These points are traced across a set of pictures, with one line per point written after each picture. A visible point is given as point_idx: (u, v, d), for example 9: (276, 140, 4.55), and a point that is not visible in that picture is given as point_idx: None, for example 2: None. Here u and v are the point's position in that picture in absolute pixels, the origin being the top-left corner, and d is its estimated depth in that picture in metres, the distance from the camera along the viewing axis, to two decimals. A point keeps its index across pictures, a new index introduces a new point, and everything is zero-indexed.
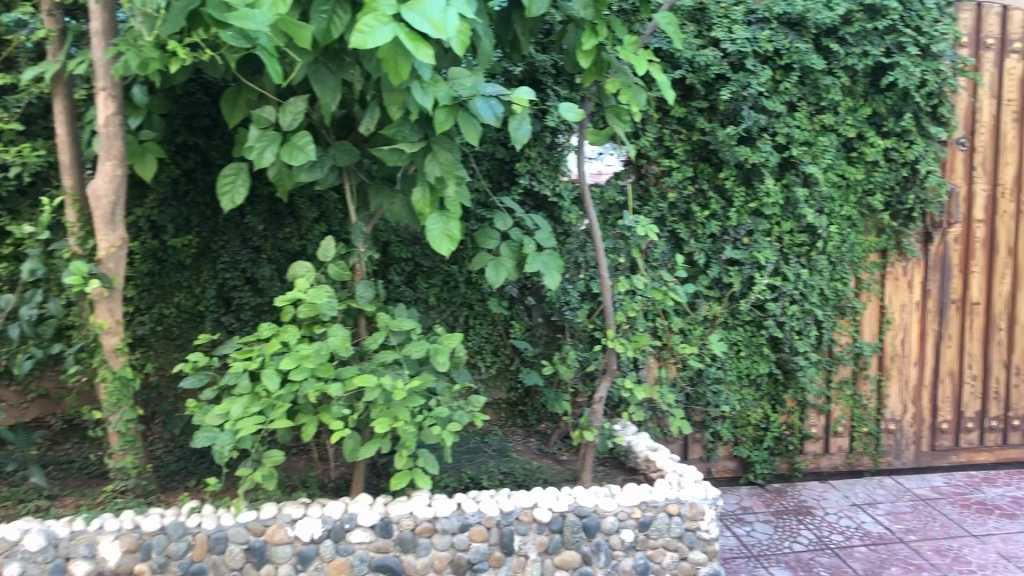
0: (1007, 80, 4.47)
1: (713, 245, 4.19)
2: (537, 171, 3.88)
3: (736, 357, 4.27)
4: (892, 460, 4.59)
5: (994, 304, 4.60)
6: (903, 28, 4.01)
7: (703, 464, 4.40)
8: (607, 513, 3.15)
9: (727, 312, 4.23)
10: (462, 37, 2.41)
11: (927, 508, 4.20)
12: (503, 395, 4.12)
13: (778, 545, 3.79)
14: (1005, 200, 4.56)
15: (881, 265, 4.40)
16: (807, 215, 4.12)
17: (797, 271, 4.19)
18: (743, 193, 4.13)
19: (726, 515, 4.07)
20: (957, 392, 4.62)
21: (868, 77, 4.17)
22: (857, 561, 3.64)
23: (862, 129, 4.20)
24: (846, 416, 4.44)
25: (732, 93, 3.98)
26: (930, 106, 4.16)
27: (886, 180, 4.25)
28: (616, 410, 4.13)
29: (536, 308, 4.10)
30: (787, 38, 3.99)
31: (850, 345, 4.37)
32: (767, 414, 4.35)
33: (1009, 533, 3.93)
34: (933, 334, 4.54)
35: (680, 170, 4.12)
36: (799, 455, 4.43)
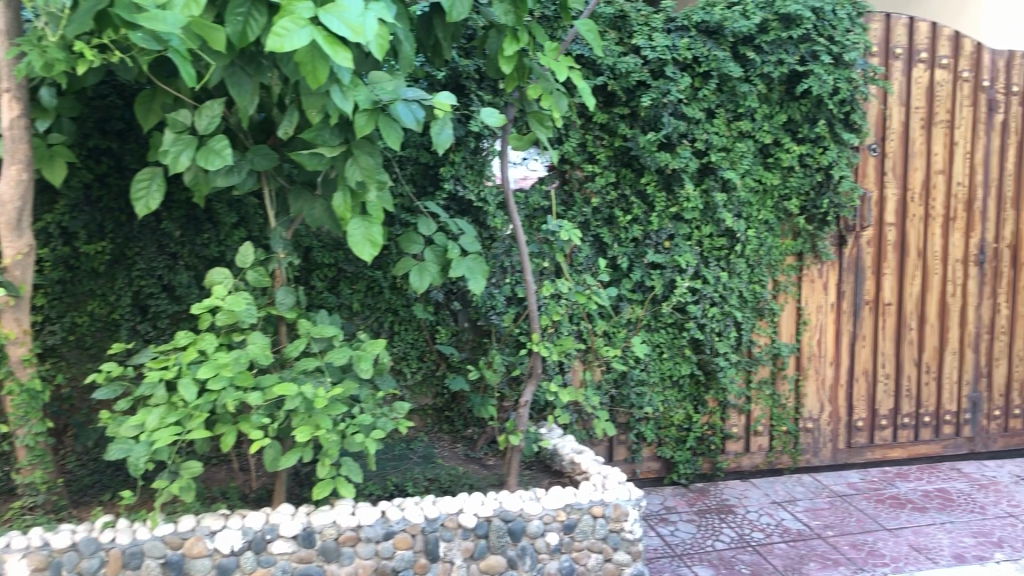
0: (915, 89, 4.64)
1: (635, 249, 4.24)
2: (461, 176, 3.87)
3: (659, 358, 4.33)
4: (810, 458, 4.70)
5: (905, 304, 4.76)
6: (817, 37, 4.12)
7: (628, 466, 4.44)
8: (532, 517, 3.16)
9: (650, 315, 4.28)
10: (382, 41, 2.39)
11: (843, 504, 4.32)
12: (428, 401, 4.10)
13: (700, 543, 3.85)
14: (914, 204, 4.72)
15: (798, 268, 4.52)
16: (726, 219, 4.21)
17: (716, 274, 4.29)
18: (664, 198, 4.19)
19: (650, 516, 4.12)
20: (872, 390, 4.77)
21: (784, 85, 4.28)
22: (776, 557, 3.72)
23: (778, 135, 4.31)
24: (765, 415, 4.54)
25: (653, 100, 4.02)
26: (843, 113, 4.29)
27: (801, 185, 4.37)
28: (542, 413, 4.15)
29: (462, 313, 4.08)
30: (705, 46, 4.08)
31: (768, 346, 4.47)
32: (689, 415, 4.43)
33: (920, 527, 4.07)
34: (847, 334, 4.68)
35: (603, 175, 4.15)
36: (721, 454, 4.51)
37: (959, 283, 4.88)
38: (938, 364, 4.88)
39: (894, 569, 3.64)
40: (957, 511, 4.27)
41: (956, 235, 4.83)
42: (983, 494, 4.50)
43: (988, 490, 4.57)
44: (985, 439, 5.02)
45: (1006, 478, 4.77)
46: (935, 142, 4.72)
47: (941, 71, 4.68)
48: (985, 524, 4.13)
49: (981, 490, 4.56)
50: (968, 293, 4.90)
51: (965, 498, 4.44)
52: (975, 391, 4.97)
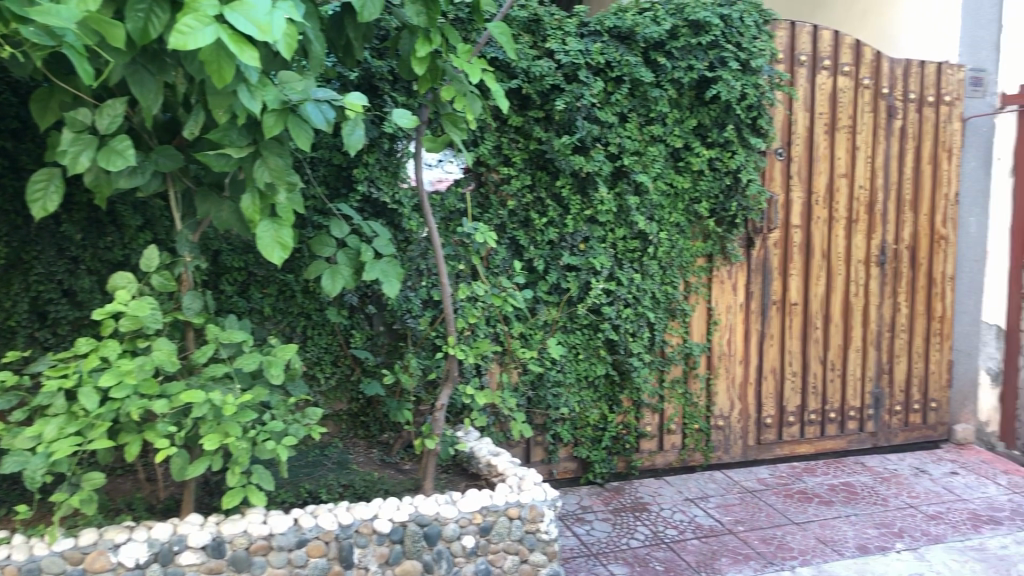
0: (819, 95, 4.79)
1: (551, 251, 4.25)
2: (375, 178, 3.82)
3: (574, 359, 4.36)
4: (722, 455, 4.81)
5: (811, 304, 4.91)
6: (725, 43, 4.24)
7: (544, 467, 4.46)
8: (448, 520, 3.15)
9: (565, 316, 4.31)
10: (290, 40, 2.35)
11: (753, 499, 4.43)
12: (343, 406, 4.04)
13: (616, 542, 3.90)
14: (819, 207, 4.88)
15: (708, 269, 4.62)
16: (639, 222, 4.28)
17: (630, 276, 4.34)
18: (579, 201, 4.22)
19: (566, 516, 4.15)
20: (779, 388, 4.91)
21: (693, 90, 4.38)
22: (689, 553, 3.79)
23: (688, 139, 4.40)
24: (678, 413, 4.63)
25: (567, 104, 4.06)
26: (750, 118, 4.41)
27: (711, 189, 4.47)
28: (459, 416, 4.14)
29: (377, 317, 4.03)
30: (618, 50, 4.14)
31: (680, 345, 4.56)
32: (605, 414, 4.48)
33: (826, 520, 4.20)
34: (756, 333, 4.80)
35: (518, 178, 4.15)
36: (636, 453, 4.57)
37: (862, 283, 5.06)
38: (842, 362, 5.06)
39: (802, 561, 3.75)
40: (861, 504, 4.42)
41: (858, 236, 5.01)
42: (885, 487, 4.67)
43: (890, 482, 4.75)
44: (886, 433, 5.22)
45: (906, 470, 4.96)
46: (838, 147, 4.89)
47: (843, 78, 4.84)
48: (887, 515, 4.29)
49: (883, 483, 4.73)
50: (869, 293, 5.08)
51: (868, 491, 4.60)
52: (877, 387, 5.17)
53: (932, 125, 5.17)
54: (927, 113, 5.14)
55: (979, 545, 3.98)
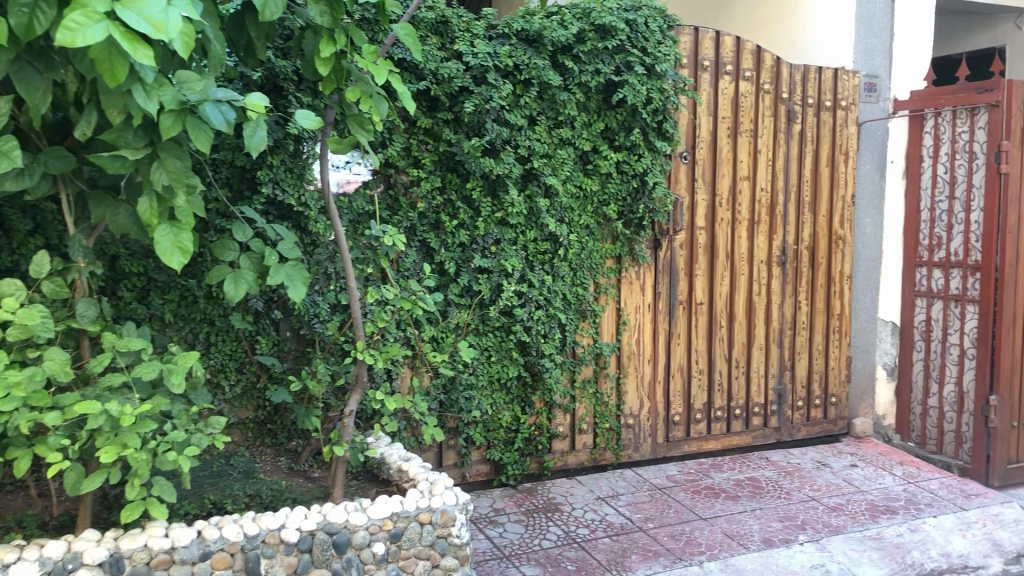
0: (721, 100, 4.91)
1: (462, 254, 4.22)
2: (280, 180, 3.74)
3: (487, 362, 4.35)
4: (632, 453, 4.87)
5: (716, 304, 5.03)
6: (630, 47, 4.34)
7: (457, 470, 4.43)
8: (358, 527, 3.11)
9: (477, 319, 4.30)
10: (187, 39, 2.28)
11: (663, 496, 4.50)
12: (249, 414, 3.94)
13: (528, 543, 3.91)
14: (722, 209, 5.00)
15: (616, 270, 4.68)
16: (549, 224, 4.30)
17: (541, 278, 4.37)
18: (489, 203, 4.20)
19: (479, 519, 4.14)
20: (687, 386, 5.00)
21: (601, 94, 4.44)
22: (601, 552, 3.83)
23: (596, 143, 4.46)
24: (589, 413, 4.66)
25: (476, 106, 4.02)
26: (656, 122, 4.50)
27: (619, 191, 4.54)
28: (369, 421, 4.09)
29: (284, 322, 3.96)
30: (525, 53, 4.16)
31: (591, 346, 4.61)
32: (517, 416, 4.48)
33: (732, 514, 4.30)
34: (664, 333, 4.88)
35: (428, 180, 4.10)
36: (548, 454, 4.59)
37: (764, 283, 5.20)
38: (746, 359, 5.19)
39: (709, 556, 3.82)
40: (766, 498, 4.54)
41: (760, 237, 5.15)
42: (788, 480, 4.80)
43: (793, 476, 4.89)
44: (790, 428, 5.38)
45: (808, 463, 5.12)
46: (740, 150, 5.01)
47: (745, 83, 4.97)
48: (791, 508, 4.41)
49: (787, 477, 4.87)
50: (772, 292, 5.23)
51: (772, 485, 4.73)
52: (780, 383, 5.33)
53: (830, 129, 5.34)
54: (825, 117, 5.31)
55: (876, 534, 4.14)
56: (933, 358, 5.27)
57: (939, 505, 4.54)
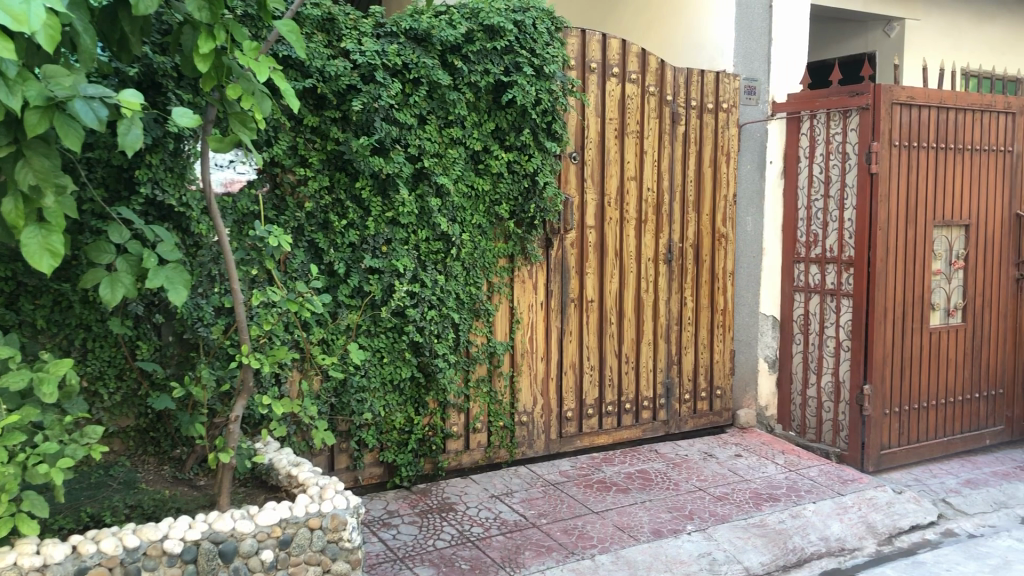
0: (608, 101, 5.01)
1: (353, 254, 4.15)
2: (160, 179, 3.61)
3: (378, 364, 4.28)
4: (526, 450, 4.91)
5: (606, 301, 5.12)
6: (519, 48, 4.38)
7: (349, 474, 4.35)
8: (245, 535, 3.04)
9: (368, 320, 4.24)
10: (51, 32, 2.18)
11: (556, 492, 4.55)
12: (130, 422, 3.80)
13: (422, 543, 3.89)
14: (611, 208, 5.10)
15: (510, 269, 4.71)
16: (441, 223, 4.28)
17: (433, 278, 4.34)
18: (379, 203, 4.15)
19: (372, 522, 4.09)
20: (579, 383, 5.08)
21: (490, 94, 4.46)
22: (494, 550, 3.85)
23: (487, 142, 4.48)
24: (483, 412, 4.67)
25: (364, 104, 3.96)
26: (545, 122, 4.56)
27: (510, 191, 4.58)
28: (257, 427, 3.99)
29: (166, 326, 3.83)
30: (414, 52, 4.13)
31: (484, 345, 4.62)
32: (410, 417, 4.43)
33: (623, 507, 4.39)
34: (556, 331, 4.94)
35: (316, 180, 4.03)
36: (442, 454, 4.57)
37: (651, 280, 5.32)
38: (636, 355, 5.30)
39: (601, 549, 3.89)
40: (655, 490, 4.65)
41: (647, 236, 5.27)
42: (677, 472, 4.93)
43: (681, 467, 5.02)
44: (678, 421, 5.52)
45: (696, 455, 5.27)
46: (627, 151, 5.12)
47: (630, 85, 5.08)
48: (678, 499, 4.53)
49: (675, 468, 5.00)
50: (658, 289, 5.35)
51: (661, 477, 4.85)
52: (667, 377, 5.45)
53: (712, 132, 5.51)
54: (707, 119, 5.47)
55: (760, 521, 4.29)
56: (811, 350, 5.51)
57: (818, 491, 4.74)
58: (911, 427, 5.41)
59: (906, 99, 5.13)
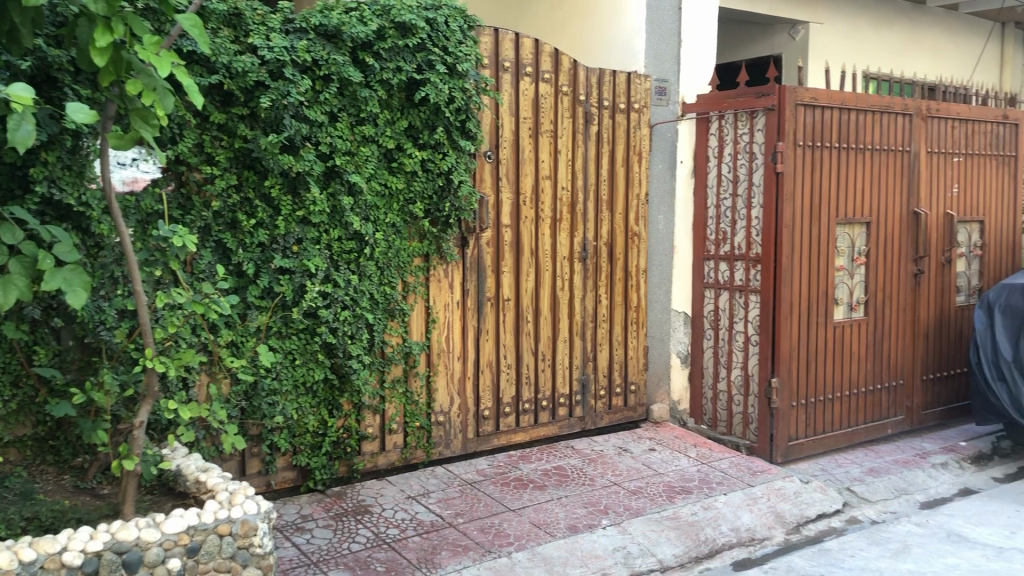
0: (522, 100, 5.03)
1: (262, 254, 4.07)
2: (57, 178, 3.47)
3: (290, 365, 4.20)
4: (443, 450, 4.88)
5: (522, 299, 5.14)
6: (431, 47, 4.37)
7: (261, 478, 4.27)
8: (150, 544, 2.95)
9: (279, 321, 4.15)
10: None
11: (473, 491, 4.55)
12: (28, 431, 3.64)
13: (336, 547, 3.84)
14: (526, 207, 5.12)
15: (425, 269, 4.68)
16: (354, 222, 4.22)
17: (346, 278, 4.27)
18: (290, 202, 4.07)
19: (285, 527, 4.01)
20: (496, 381, 5.08)
21: (403, 92, 4.43)
22: (410, 551, 3.83)
23: (400, 140, 4.44)
24: (399, 413, 4.63)
25: (272, 101, 3.88)
26: (459, 121, 4.55)
27: (424, 189, 4.55)
28: (164, 433, 3.87)
29: (65, 330, 3.66)
30: (324, 49, 4.07)
31: (400, 345, 4.58)
32: (324, 419, 4.35)
33: (540, 504, 4.41)
34: (472, 329, 4.94)
35: (223, 178, 3.93)
36: (357, 456, 4.51)
37: (566, 278, 5.36)
38: (552, 353, 5.33)
39: (517, 546, 3.90)
40: (571, 486, 4.69)
41: (562, 235, 5.31)
42: (592, 468, 4.99)
43: (597, 463, 5.08)
44: (593, 417, 5.58)
45: (611, 450, 5.33)
46: (541, 150, 5.15)
47: (544, 85, 5.12)
48: (594, 494, 4.58)
49: (591, 464, 5.05)
50: (574, 287, 5.40)
51: (577, 473, 4.90)
52: (583, 374, 5.50)
53: (624, 131, 5.57)
54: (619, 119, 5.53)
55: (673, 514, 4.38)
56: (721, 345, 5.65)
57: (729, 482, 4.85)
58: (817, 418, 5.58)
59: (810, 100, 5.30)
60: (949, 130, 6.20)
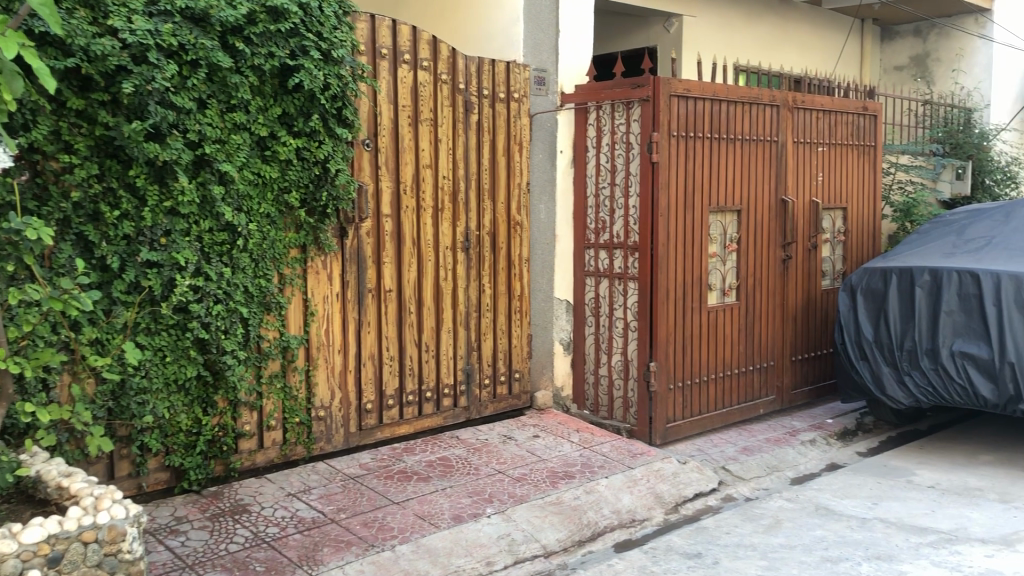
0: (400, 88, 4.97)
1: (127, 248, 3.88)
2: None
3: (161, 363, 4.02)
4: (324, 445, 4.79)
5: (404, 290, 5.09)
6: (305, 32, 4.26)
7: (132, 481, 4.08)
8: (7, 556, 2.74)
9: (147, 317, 3.96)
10: None
11: (356, 485, 4.49)
12: None
13: (213, 549, 3.72)
14: (407, 197, 5.07)
15: (302, 261, 4.57)
16: (225, 213, 4.08)
17: (219, 270, 4.13)
18: (156, 192, 3.90)
19: (158, 530, 3.85)
20: (378, 374, 5.01)
21: (276, 78, 4.30)
22: (291, 549, 3.74)
23: (273, 128, 4.31)
24: (277, 409, 4.52)
25: (135, 87, 3.69)
26: (335, 108, 4.48)
27: (299, 178, 4.44)
28: (22, 438, 3.64)
29: None
30: (191, 33, 3.88)
31: (277, 339, 4.46)
32: (198, 418, 4.20)
33: (424, 495, 4.39)
34: (353, 322, 4.85)
35: (83, 168, 3.72)
36: (234, 455, 4.38)
37: (449, 268, 5.33)
38: (436, 344, 5.30)
39: (401, 539, 3.87)
40: (455, 476, 4.68)
41: (444, 224, 5.28)
42: (477, 457, 4.99)
43: (481, 452, 5.09)
44: (478, 406, 5.57)
45: (495, 439, 5.35)
46: (421, 139, 5.11)
47: (422, 73, 5.08)
48: (478, 483, 4.58)
49: (476, 453, 5.05)
50: (456, 276, 5.38)
51: (461, 463, 4.89)
52: (467, 364, 5.49)
53: (504, 121, 5.58)
54: (499, 109, 5.54)
55: (556, 499, 4.42)
56: (602, 331, 5.76)
57: (610, 466, 4.94)
58: (693, 401, 5.76)
59: (683, 91, 5.45)
60: (814, 121, 6.48)
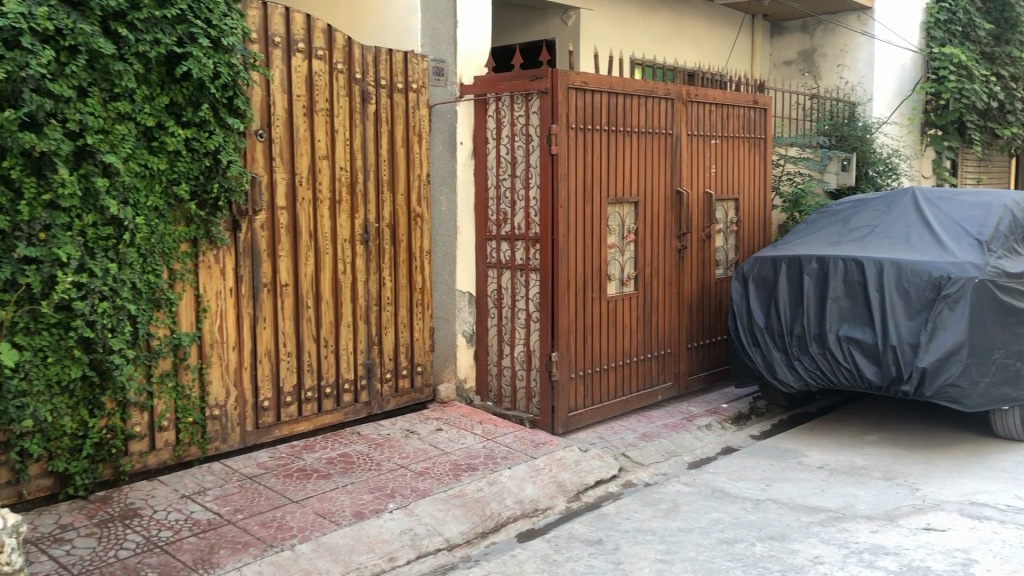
0: (295, 78, 4.85)
1: (2, 244, 3.65)
2: None
3: (42, 364, 3.82)
4: (220, 445, 4.65)
5: (302, 284, 4.98)
6: (193, 19, 4.12)
7: (11, 489, 3.87)
8: None
9: (26, 316, 3.75)
10: None
11: (253, 485, 4.38)
12: None
13: (101, 556, 3.57)
14: (302, 188, 4.96)
15: (193, 255, 4.42)
16: (110, 206, 3.91)
17: (104, 266, 3.95)
18: (34, 184, 3.70)
19: (40, 539, 3.67)
20: (275, 370, 4.90)
21: (162, 66, 4.13)
22: (185, 553, 3.63)
23: (161, 118, 4.15)
24: (169, 409, 4.38)
25: (7, 73, 3.46)
26: (226, 97, 4.35)
27: (189, 170, 4.30)
28: None
29: None
30: (69, 17, 3.68)
31: (168, 337, 4.32)
32: (83, 420, 4.02)
33: (324, 493, 4.32)
34: (248, 318, 4.73)
35: None
36: (123, 457, 4.21)
37: (348, 262, 5.25)
38: (335, 339, 5.21)
39: (301, 538, 3.80)
40: (356, 472, 4.62)
41: (342, 217, 5.19)
42: (378, 452, 4.94)
43: (383, 447, 5.04)
44: (379, 401, 5.51)
45: (398, 433, 5.30)
46: (317, 129, 5.00)
47: (317, 62, 4.97)
48: (380, 479, 4.54)
49: (377, 449, 5.00)
50: (356, 269, 5.30)
51: (363, 459, 4.83)
52: (368, 358, 5.42)
53: (403, 111, 5.52)
54: (398, 99, 5.47)
55: (459, 492, 4.41)
56: (504, 322, 5.79)
57: (513, 456, 4.96)
58: (593, 389, 5.83)
59: (579, 83, 5.51)
60: (706, 114, 6.63)
